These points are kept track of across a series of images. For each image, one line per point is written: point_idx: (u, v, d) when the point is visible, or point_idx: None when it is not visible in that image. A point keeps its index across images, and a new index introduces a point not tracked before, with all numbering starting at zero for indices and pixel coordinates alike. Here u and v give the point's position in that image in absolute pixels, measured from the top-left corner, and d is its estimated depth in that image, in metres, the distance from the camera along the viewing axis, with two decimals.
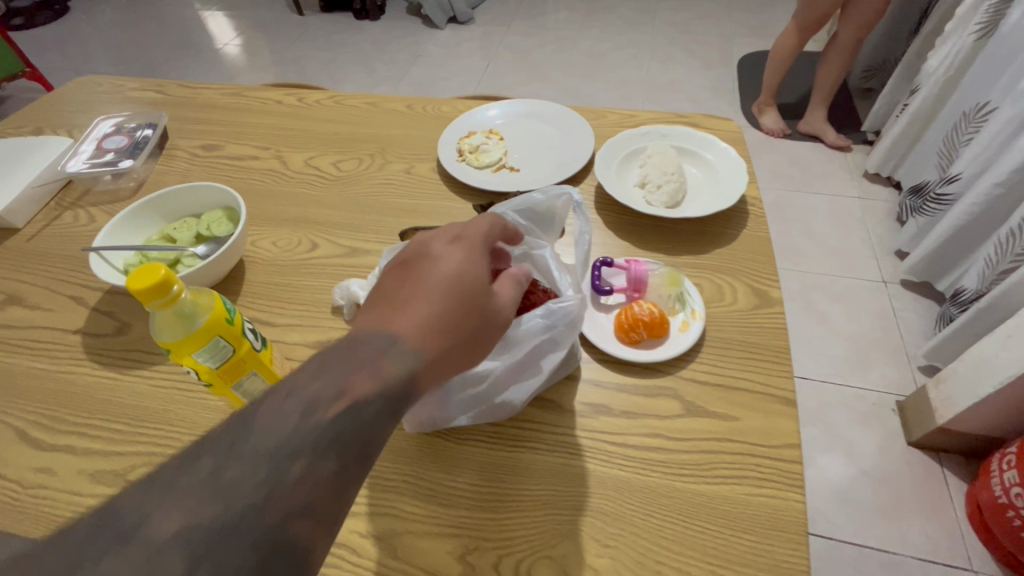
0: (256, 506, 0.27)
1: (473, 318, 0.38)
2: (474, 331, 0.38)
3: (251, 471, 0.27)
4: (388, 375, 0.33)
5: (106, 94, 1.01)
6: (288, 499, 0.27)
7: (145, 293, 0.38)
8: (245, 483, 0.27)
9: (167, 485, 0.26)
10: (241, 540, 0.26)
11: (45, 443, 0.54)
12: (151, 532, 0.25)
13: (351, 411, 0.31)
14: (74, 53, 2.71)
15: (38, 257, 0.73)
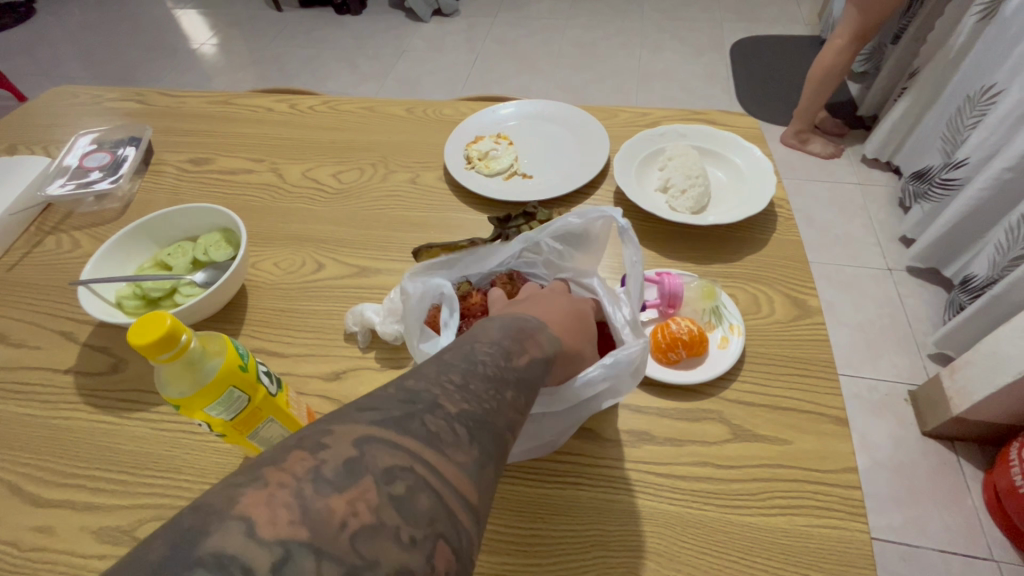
0: (478, 419, 0.27)
1: (584, 317, 0.43)
2: (585, 327, 0.42)
3: (459, 393, 0.27)
4: (546, 348, 0.36)
5: (82, 106, 0.95)
6: (496, 419, 0.28)
7: (150, 347, 0.34)
8: (461, 402, 0.27)
9: (396, 401, 0.26)
10: (471, 444, 0.26)
11: (42, 497, 0.49)
12: (403, 438, 0.24)
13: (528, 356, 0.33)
14: (41, 57, 2.59)
15: (19, 289, 0.67)
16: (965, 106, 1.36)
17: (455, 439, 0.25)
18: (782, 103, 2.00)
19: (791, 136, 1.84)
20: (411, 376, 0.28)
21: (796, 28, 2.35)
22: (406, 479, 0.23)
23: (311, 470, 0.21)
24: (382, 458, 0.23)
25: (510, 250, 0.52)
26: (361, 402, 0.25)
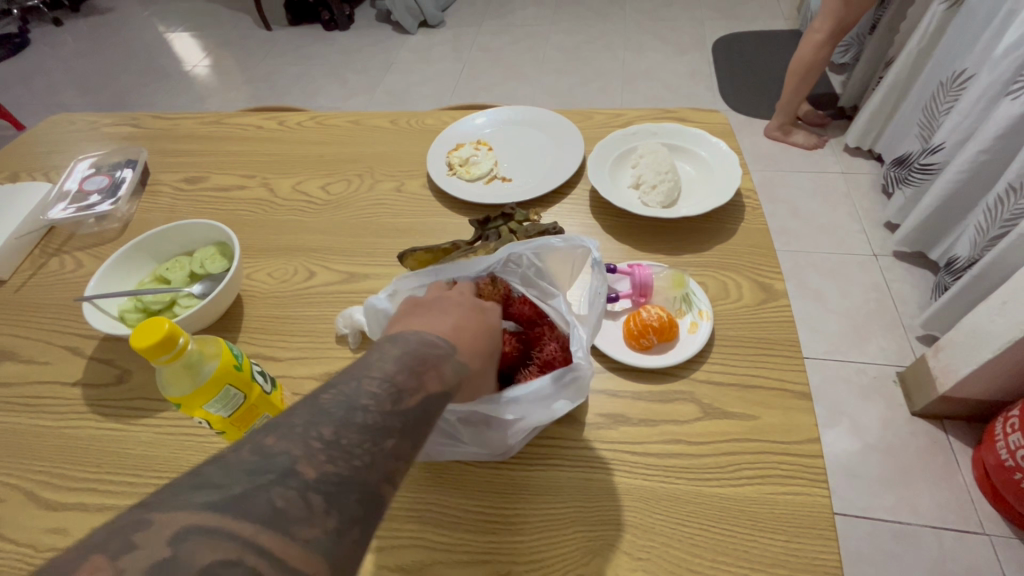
0: (341, 482, 0.28)
1: (492, 339, 0.44)
2: (489, 349, 0.44)
3: (324, 455, 0.29)
4: (446, 378, 0.37)
5: (80, 132, 0.99)
6: (366, 475, 0.29)
7: (151, 350, 0.37)
8: (325, 465, 0.28)
9: (241, 475, 0.27)
10: (328, 513, 0.27)
11: (55, 501, 0.52)
12: (239, 524, 0.25)
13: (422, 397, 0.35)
14: (38, 86, 2.64)
15: (27, 309, 0.71)
16: (939, 92, 1.39)
17: (308, 513, 0.27)
18: (764, 97, 2.04)
19: (774, 129, 1.86)
20: (275, 435, 0.29)
21: (775, 22, 2.39)
22: (240, 568, 0.24)
23: (118, 567, 0.22)
24: (205, 556, 0.23)
25: (495, 259, 0.51)
26: (198, 480, 0.26)
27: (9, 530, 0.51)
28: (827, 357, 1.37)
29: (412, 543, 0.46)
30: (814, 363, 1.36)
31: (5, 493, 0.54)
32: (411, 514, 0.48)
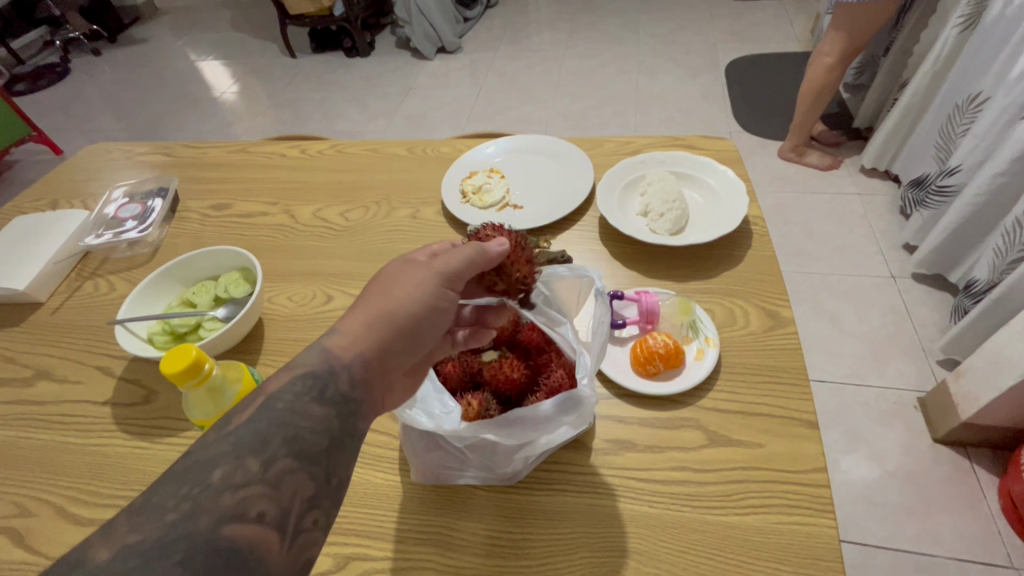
0: (150, 549, 0.26)
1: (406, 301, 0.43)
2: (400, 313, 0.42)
3: (127, 528, 0.27)
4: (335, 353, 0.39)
5: (115, 161, 1.05)
6: (191, 525, 0.27)
7: (179, 375, 0.40)
8: (124, 540, 0.26)
9: None
10: None
11: (84, 517, 0.55)
12: None
13: (273, 428, 0.33)
14: (77, 112, 2.78)
15: (63, 330, 0.75)
16: (954, 115, 1.39)
17: None
18: (777, 119, 2.05)
19: (787, 150, 1.87)
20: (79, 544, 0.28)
21: (787, 46, 2.41)
22: None
23: None
24: None
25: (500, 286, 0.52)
26: None
27: (42, 543, 0.54)
28: (845, 382, 1.34)
29: (420, 566, 0.47)
30: (831, 387, 1.34)
31: (37, 508, 0.56)
32: (420, 537, 0.49)
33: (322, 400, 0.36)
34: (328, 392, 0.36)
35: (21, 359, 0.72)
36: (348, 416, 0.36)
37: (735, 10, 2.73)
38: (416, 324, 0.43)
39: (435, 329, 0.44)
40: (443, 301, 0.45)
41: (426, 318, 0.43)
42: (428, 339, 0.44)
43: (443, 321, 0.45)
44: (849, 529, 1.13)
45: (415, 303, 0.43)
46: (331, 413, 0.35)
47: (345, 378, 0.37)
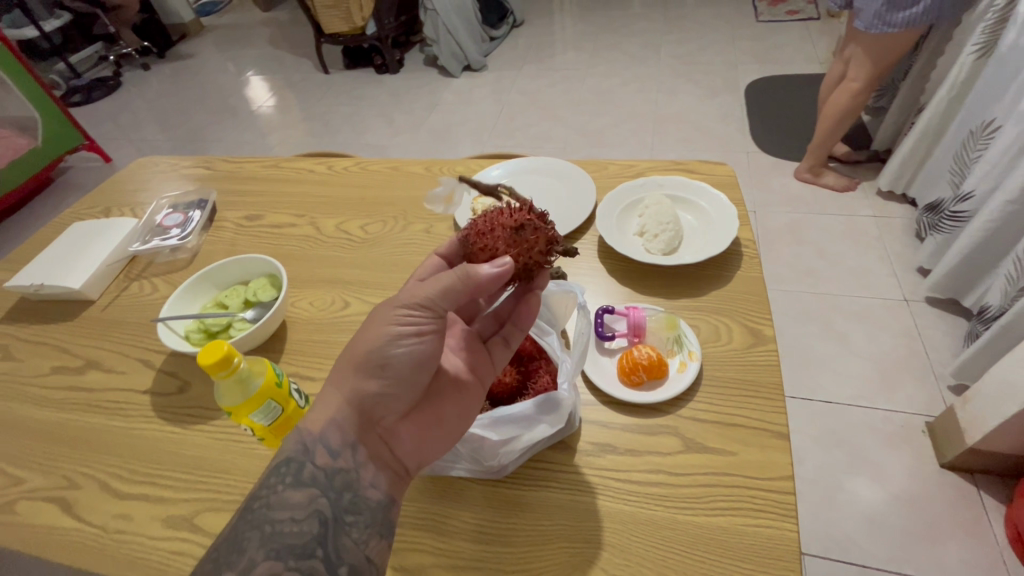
0: None
1: (355, 375, 0.49)
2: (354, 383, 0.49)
3: None
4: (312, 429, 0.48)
5: (161, 172, 1.15)
6: None
7: (212, 365, 0.47)
8: None
9: None
10: None
11: (123, 491, 0.62)
12: None
13: (254, 528, 0.44)
14: (126, 123, 2.97)
15: (111, 326, 0.83)
16: (969, 141, 1.39)
17: None
18: (795, 140, 2.06)
19: (804, 171, 1.88)
20: None
21: (809, 67, 2.42)
22: None
23: None
24: None
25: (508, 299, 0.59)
26: None
27: (86, 512, 0.61)
28: (851, 403, 1.34)
29: (415, 548, 0.53)
30: (838, 408, 1.34)
31: (83, 481, 0.64)
32: (417, 523, 0.54)
33: (299, 485, 0.46)
34: (305, 473, 0.47)
35: (74, 350, 0.80)
36: (338, 488, 0.47)
37: (757, 32, 2.76)
38: (378, 383, 0.49)
39: (403, 381, 0.50)
40: (399, 355, 0.49)
41: (385, 377, 0.49)
42: (397, 392, 0.50)
43: (411, 371, 0.50)
44: (846, 550, 1.13)
45: (365, 367, 0.49)
46: (312, 496, 0.46)
47: (326, 447, 0.48)
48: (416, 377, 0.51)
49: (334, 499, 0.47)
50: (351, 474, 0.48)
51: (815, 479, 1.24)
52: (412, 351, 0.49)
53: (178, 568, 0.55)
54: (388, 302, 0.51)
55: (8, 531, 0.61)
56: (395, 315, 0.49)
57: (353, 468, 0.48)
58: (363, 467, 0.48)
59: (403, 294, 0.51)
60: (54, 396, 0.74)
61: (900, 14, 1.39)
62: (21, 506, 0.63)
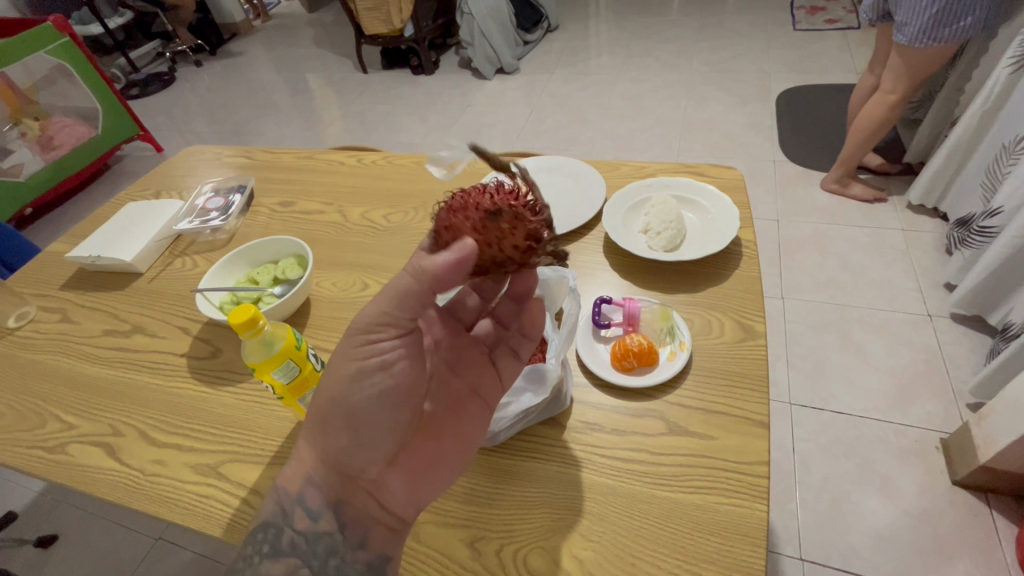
0: None
1: (323, 437, 0.51)
2: (325, 445, 0.51)
3: None
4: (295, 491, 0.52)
5: (207, 160, 1.24)
6: None
7: (240, 325, 0.54)
8: None
9: None
10: None
11: (159, 440, 0.69)
12: None
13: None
14: (178, 115, 3.15)
15: (156, 296, 0.91)
16: (1002, 155, 1.36)
17: None
18: (824, 150, 2.04)
19: (831, 181, 1.84)
20: None
21: (845, 77, 2.39)
22: None
23: None
24: None
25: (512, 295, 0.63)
26: None
27: (128, 457, 0.68)
28: (863, 416, 1.30)
29: None
30: (850, 419, 1.30)
31: (126, 430, 0.71)
32: None
33: (278, 555, 0.51)
34: (285, 539, 0.51)
35: (123, 316, 0.89)
36: (322, 555, 0.51)
37: (794, 41, 2.73)
38: (348, 440, 0.50)
39: (375, 431, 0.50)
40: (363, 405, 0.49)
41: (353, 432, 0.50)
42: (369, 445, 0.51)
43: (381, 418, 0.50)
44: (848, 560, 1.09)
45: (331, 423, 0.50)
46: (291, 568, 0.50)
47: (308, 509, 0.52)
48: (388, 422, 0.51)
49: (319, 566, 0.51)
50: (334, 537, 0.51)
51: (820, 489, 1.20)
52: (381, 391, 0.50)
53: (204, 508, 0.61)
54: (343, 339, 0.50)
55: (60, 469, 0.69)
56: (352, 355, 0.49)
57: (335, 531, 0.51)
58: (347, 529, 0.51)
59: (356, 327, 0.49)
60: (104, 355, 0.83)
61: (947, 31, 1.32)
62: (71, 448, 0.71)
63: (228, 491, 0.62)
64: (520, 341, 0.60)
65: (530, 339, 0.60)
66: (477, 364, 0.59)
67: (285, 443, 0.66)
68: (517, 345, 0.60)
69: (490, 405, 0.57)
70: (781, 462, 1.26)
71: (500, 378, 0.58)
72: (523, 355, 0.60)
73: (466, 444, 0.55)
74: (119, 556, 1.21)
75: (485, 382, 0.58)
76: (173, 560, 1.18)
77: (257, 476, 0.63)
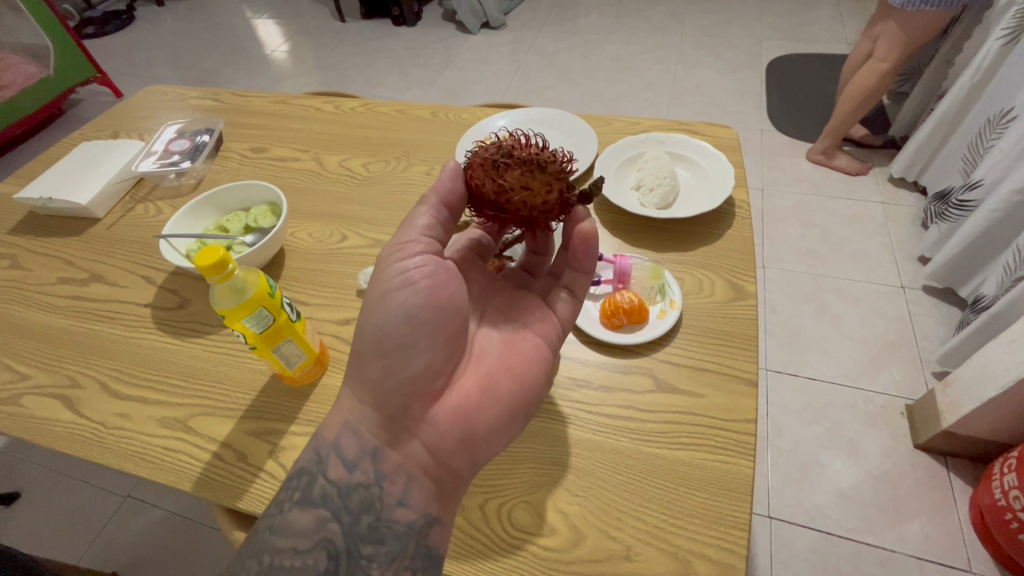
0: None
1: (360, 371, 0.51)
2: (362, 382, 0.51)
3: None
4: (333, 436, 0.51)
5: (170, 101, 1.15)
6: None
7: (207, 268, 0.50)
8: None
9: None
10: None
11: (121, 393, 0.65)
12: None
13: (253, 556, 0.46)
14: (139, 59, 2.94)
15: (116, 243, 0.85)
16: (985, 129, 1.36)
17: None
18: (811, 121, 2.03)
19: (817, 152, 1.84)
20: None
21: (837, 48, 2.35)
22: None
23: None
24: None
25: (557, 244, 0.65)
26: None
27: (86, 409, 0.64)
28: (835, 383, 1.33)
29: None
30: (822, 386, 1.33)
31: (85, 382, 0.67)
32: None
33: (308, 504, 0.48)
34: (317, 488, 0.49)
35: (79, 263, 0.83)
36: (357, 510, 0.48)
37: (788, 8, 2.67)
38: (382, 370, 0.50)
39: (412, 359, 0.50)
40: (393, 324, 0.49)
41: (387, 359, 0.50)
42: (405, 373, 0.50)
43: (414, 340, 0.50)
44: (812, 518, 1.14)
45: (365, 352, 0.50)
46: (321, 520, 0.48)
47: (343, 457, 0.50)
48: (426, 347, 0.50)
49: (351, 522, 0.48)
50: (370, 490, 0.49)
51: (791, 451, 1.23)
52: (409, 312, 0.49)
53: (173, 463, 0.58)
54: (379, 268, 0.52)
55: (12, 421, 0.65)
56: (384, 270, 0.51)
57: (372, 484, 0.49)
58: (385, 481, 0.49)
59: (392, 258, 0.52)
60: (60, 304, 0.77)
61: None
62: (25, 400, 0.67)
63: (198, 446, 0.59)
64: (576, 278, 0.60)
65: (586, 274, 0.60)
66: (536, 311, 0.59)
67: (258, 397, 0.63)
68: (571, 283, 0.60)
69: (550, 347, 0.57)
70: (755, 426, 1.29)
71: (558, 317, 0.58)
72: (579, 292, 0.60)
73: (515, 381, 0.53)
74: (87, 513, 1.18)
75: (541, 322, 0.58)
76: (144, 518, 1.15)
77: (229, 431, 0.60)
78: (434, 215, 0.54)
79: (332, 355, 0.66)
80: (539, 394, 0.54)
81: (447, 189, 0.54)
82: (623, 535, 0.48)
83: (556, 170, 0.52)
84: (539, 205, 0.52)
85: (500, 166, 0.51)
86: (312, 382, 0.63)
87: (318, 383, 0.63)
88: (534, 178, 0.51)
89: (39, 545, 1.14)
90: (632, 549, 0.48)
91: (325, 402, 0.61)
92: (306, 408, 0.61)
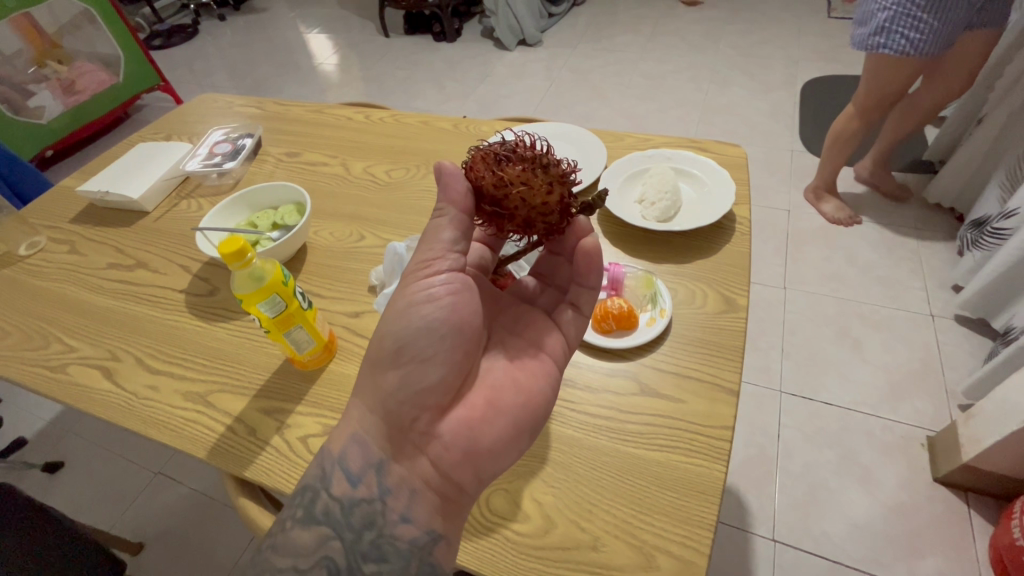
0: None
1: (374, 378, 0.54)
2: (375, 391, 0.53)
3: None
4: (341, 446, 0.53)
5: (218, 108, 1.25)
6: None
7: (229, 255, 0.56)
8: None
9: None
10: None
11: (153, 367, 0.72)
12: None
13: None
14: (199, 69, 3.16)
15: (161, 235, 0.94)
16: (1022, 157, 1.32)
17: None
18: None
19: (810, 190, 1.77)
20: None
21: None
22: None
23: None
24: None
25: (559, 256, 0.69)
26: None
27: (122, 380, 0.71)
28: (851, 409, 1.30)
29: None
30: (837, 411, 1.30)
31: (123, 356, 0.74)
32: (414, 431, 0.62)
33: (310, 522, 0.51)
34: (319, 505, 0.51)
35: (128, 251, 0.92)
36: (359, 526, 0.50)
37: (828, 29, 2.64)
38: (397, 380, 0.52)
39: (427, 370, 0.52)
40: (410, 336, 0.52)
41: (402, 368, 0.52)
42: (419, 384, 0.52)
43: (432, 352, 0.52)
44: (820, 545, 1.11)
45: (382, 362, 0.53)
46: (322, 538, 0.50)
47: (348, 472, 0.52)
48: (443, 358, 0.53)
49: (354, 539, 0.50)
50: (373, 506, 0.51)
51: (800, 475, 1.21)
52: (429, 324, 0.52)
53: (192, 432, 0.64)
54: (405, 281, 0.54)
55: (60, 387, 0.72)
56: (408, 282, 0.54)
57: (376, 498, 0.51)
58: (389, 496, 0.51)
59: (415, 271, 0.54)
60: (108, 287, 0.86)
61: (902, 34, 1.13)
62: (71, 369, 0.74)
63: (215, 419, 0.65)
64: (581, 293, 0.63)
65: (591, 290, 0.62)
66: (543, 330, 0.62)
67: (271, 378, 0.68)
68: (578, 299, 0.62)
69: (558, 366, 0.59)
70: (765, 447, 1.27)
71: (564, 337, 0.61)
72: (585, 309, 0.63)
73: (524, 397, 0.56)
74: (121, 484, 1.27)
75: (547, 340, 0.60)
76: (170, 493, 1.24)
77: (243, 407, 0.66)
78: (457, 227, 0.54)
79: (340, 344, 0.71)
80: (543, 413, 0.56)
81: (462, 197, 0.53)
82: (592, 528, 0.51)
83: (558, 173, 0.54)
84: (537, 204, 0.53)
85: (502, 161, 0.54)
86: (320, 367, 0.68)
87: (326, 369, 0.68)
88: (534, 176, 0.53)
89: (79, 510, 1.24)
90: (599, 539, 0.50)
91: (330, 386, 0.66)
92: (313, 391, 0.66)
